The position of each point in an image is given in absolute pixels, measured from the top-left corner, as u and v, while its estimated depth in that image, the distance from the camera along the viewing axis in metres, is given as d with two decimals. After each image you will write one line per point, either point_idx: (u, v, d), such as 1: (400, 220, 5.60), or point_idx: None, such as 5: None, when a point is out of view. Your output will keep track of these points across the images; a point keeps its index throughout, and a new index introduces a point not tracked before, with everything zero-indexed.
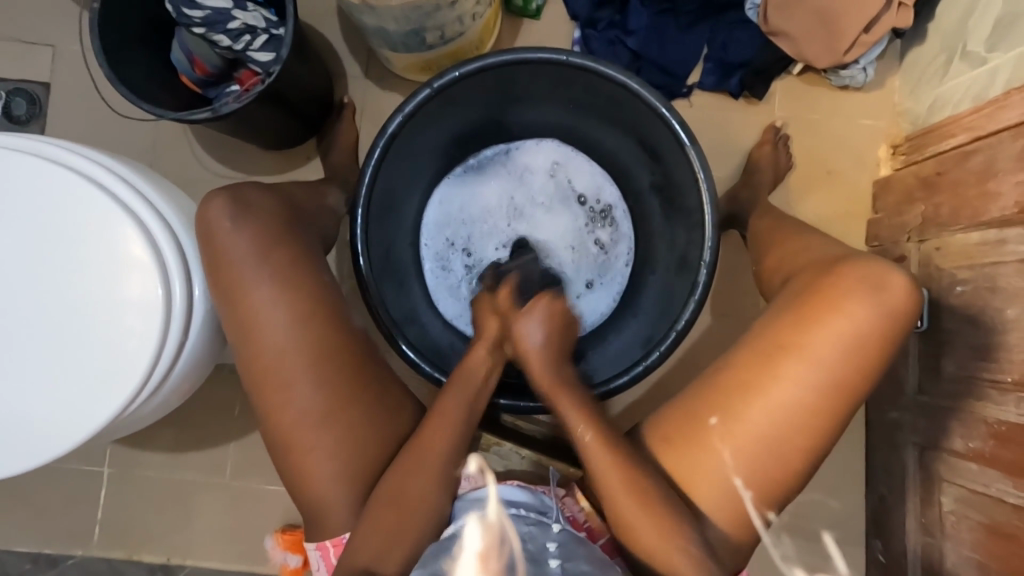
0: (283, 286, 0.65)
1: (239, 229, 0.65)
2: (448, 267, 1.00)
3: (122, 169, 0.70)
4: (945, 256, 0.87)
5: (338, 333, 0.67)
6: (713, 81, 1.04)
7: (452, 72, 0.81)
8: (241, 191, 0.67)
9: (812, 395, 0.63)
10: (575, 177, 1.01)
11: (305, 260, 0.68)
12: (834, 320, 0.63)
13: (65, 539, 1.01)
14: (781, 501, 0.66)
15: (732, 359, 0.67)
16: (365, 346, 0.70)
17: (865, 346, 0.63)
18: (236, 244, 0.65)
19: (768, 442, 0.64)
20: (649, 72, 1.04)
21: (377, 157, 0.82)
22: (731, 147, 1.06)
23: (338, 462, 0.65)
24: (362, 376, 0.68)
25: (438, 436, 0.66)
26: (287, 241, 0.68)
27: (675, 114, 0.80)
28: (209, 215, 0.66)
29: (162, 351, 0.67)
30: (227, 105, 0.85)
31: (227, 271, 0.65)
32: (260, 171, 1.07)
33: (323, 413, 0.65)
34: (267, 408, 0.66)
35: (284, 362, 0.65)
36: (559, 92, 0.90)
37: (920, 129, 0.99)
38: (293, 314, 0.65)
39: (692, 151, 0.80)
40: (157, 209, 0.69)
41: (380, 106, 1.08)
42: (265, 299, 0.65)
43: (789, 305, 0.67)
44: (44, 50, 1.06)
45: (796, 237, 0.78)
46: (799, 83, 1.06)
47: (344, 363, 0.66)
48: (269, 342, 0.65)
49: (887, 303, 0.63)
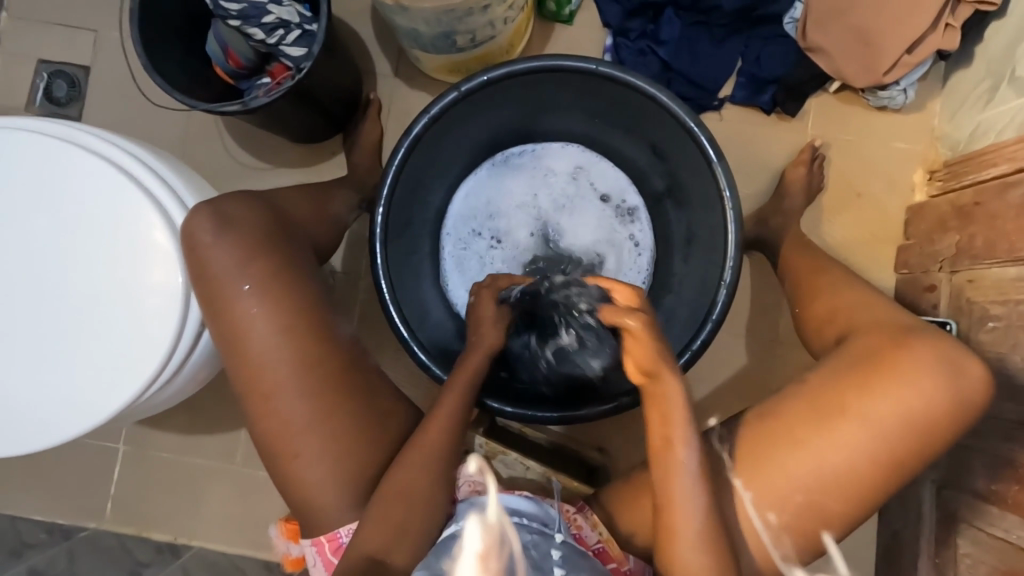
0: (268, 288, 0.64)
1: (219, 244, 0.64)
2: (470, 257, 1.00)
3: (149, 160, 0.72)
4: (977, 290, 0.84)
5: (328, 339, 0.66)
6: (744, 96, 1.02)
7: (480, 76, 0.81)
8: (222, 206, 0.65)
9: (856, 449, 0.61)
10: (597, 183, 1.00)
11: (288, 268, 0.66)
12: (900, 391, 0.61)
13: (80, 512, 1.04)
14: (788, 507, 0.62)
15: (783, 400, 0.65)
16: (358, 355, 0.68)
17: (929, 422, 0.61)
18: (216, 256, 0.64)
19: (800, 477, 0.62)
20: (679, 84, 1.02)
21: (400, 159, 0.82)
22: (761, 163, 1.04)
23: (333, 464, 0.64)
24: (349, 382, 0.65)
25: (430, 432, 0.67)
26: (269, 249, 0.65)
27: (703, 130, 0.78)
28: (192, 228, 0.65)
29: (178, 340, 0.68)
30: (257, 100, 0.86)
31: (213, 286, 0.64)
32: (286, 164, 1.08)
33: (309, 419, 0.63)
34: (258, 416, 0.64)
35: (267, 370, 0.63)
36: (585, 97, 0.88)
37: (959, 156, 0.96)
38: (275, 324, 0.63)
39: (719, 168, 0.78)
40: (180, 200, 0.71)
41: (408, 103, 1.08)
42: (250, 314, 0.63)
43: (844, 364, 0.64)
44: (86, 34, 1.08)
45: (828, 281, 0.78)
46: (834, 101, 1.04)
47: (331, 369, 0.65)
48: (254, 349, 0.63)
49: (961, 385, 0.61)
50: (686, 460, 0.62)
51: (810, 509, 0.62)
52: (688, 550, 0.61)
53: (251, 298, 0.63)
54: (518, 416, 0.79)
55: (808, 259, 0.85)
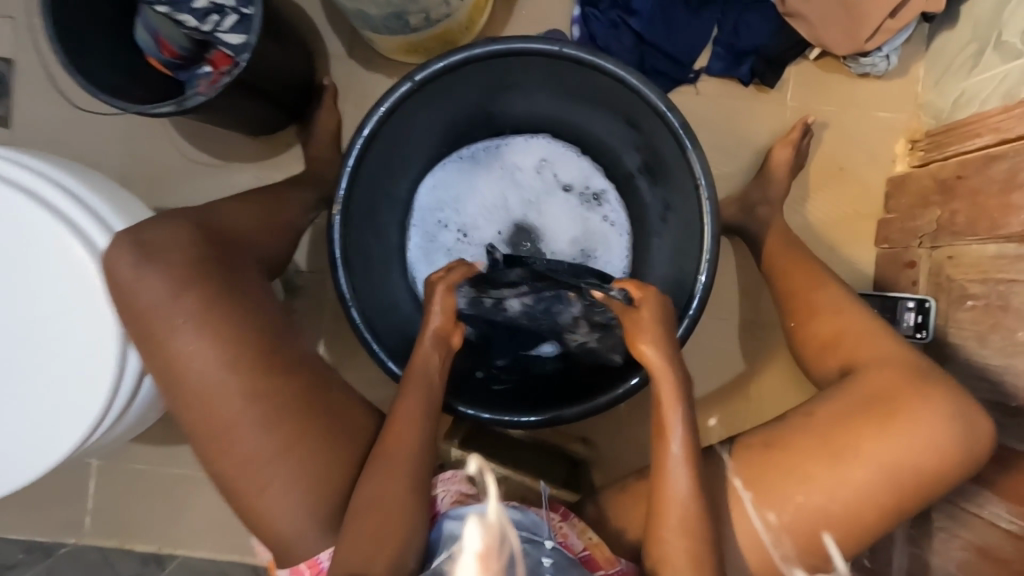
0: (209, 319, 0.59)
1: (146, 275, 0.59)
2: (439, 249, 0.95)
3: (68, 184, 0.65)
4: (957, 267, 0.83)
5: (281, 368, 0.61)
6: (722, 67, 0.97)
7: (435, 64, 0.76)
8: (142, 234, 0.60)
9: (862, 490, 0.59)
10: (562, 173, 0.95)
11: (229, 298, 0.61)
12: (909, 438, 0.59)
13: (59, 528, 1.02)
14: (790, 512, 0.60)
15: (793, 417, 0.64)
16: (322, 377, 0.64)
17: (935, 474, 0.59)
18: (147, 288, 0.58)
19: (811, 511, 0.60)
20: (653, 57, 0.97)
21: (353, 162, 0.78)
22: (740, 139, 1.00)
23: (300, 498, 0.60)
24: (304, 406, 0.61)
25: (398, 453, 0.62)
26: (204, 277, 0.60)
27: (676, 116, 0.75)
28: (111, 261, 0.59)
29: (122, 377, 0.64)
30: (193, 98, 0.78)
31: (145, 322, 0.59)
32: (239, 159, 1.02)
33: (266, 455, 0.59)
34: (211, 456, 0.60)
35: (216, 406, 0.59)
36: (549, 78, 0.83)
37: (942, 125, 0.93)
38: (219, 359, 0.59)
39: (693, 156, 0.75)
40: (108, 227, 0.65)
41: (365, 87, 1.01)
42: (189, 348, 0.58)
43: (848, 406, 0.62)
44: (4, 23, 0.99)
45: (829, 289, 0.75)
46: (814, 69, 0.99)
47: (286, 399, 0.60)
48: (199, 388, 0.59)
49: (971, 441, 0.59)
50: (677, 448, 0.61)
51: (810, 515, 0.60)
52: (675, 536, 0.59)
53: (183, 334, 0.59)
54: (493, 422, 0.76)
55: (793, 257, 0.83)
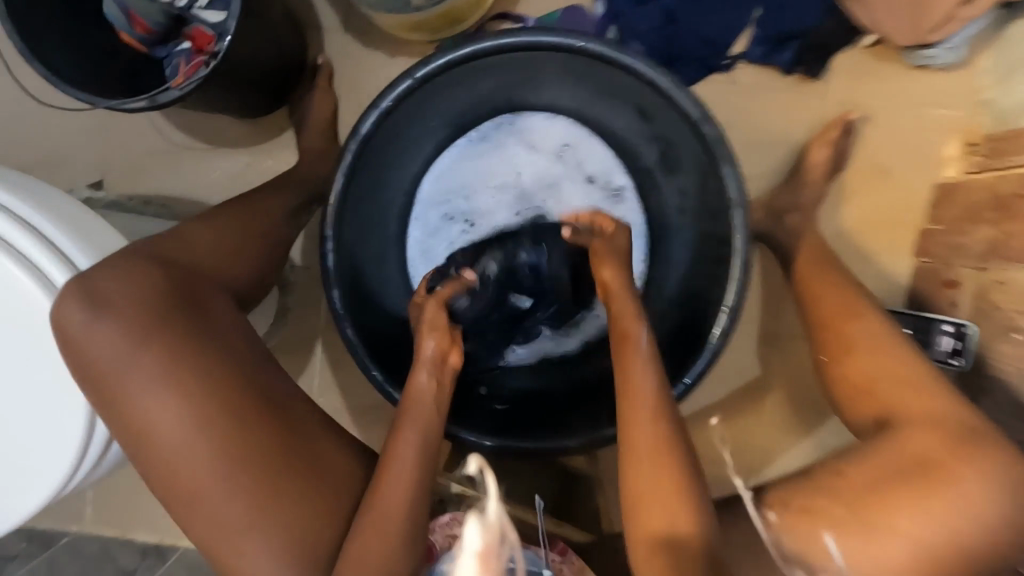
0: (175, 374, 0.53)
1: (104, 329, 0.52)
2: (441, 242, 0.85)
3: (21, 211, 0.54)
4: (1007, 296, 0.75)
5: (262, 429, 0.54)
6: (761, 54, 0.86)
7: (438, 59, 0.68)
8: (94, 282, 0.52)
9: (895, 540, 0.53)
10: (587, 162, 0.83)
11: (196, 351, 0.54)
12: (955, 509, 0.54)
13: (59, 518, 1.02)
14: (790, 506, 0.58)
15: (831, 464, 0.60)
16: (310, 431, 0.58)
17: (977, 552, 0.54)
18: (104, 344, 0.52)
19: (810, 508, 0.57)
20: (683, 40, 0.86)
21: (347, 166, 0.70)
22: (775, 135, 0.90)
23: (280, 571, 0.54)
24: (278, 473, 0.53)
25: (380, 510, 0.56)
26: (169, 329, 0.54)
27: (710, 126, 0.64)
28: (60, 315, 0.52)
29: (90, 438, 0.58)
30: (166, 94, 0.68)
31: (105, 385, 0.52)
32: (227, 143, 0.94)
33: (243, 524, 0.53)
34: (182, 520, 0.54)
35: (185, 474, 0.53)
36: (567, 67, 0.74)
37: (1004, 128, 0.83)
38: (189, 423, 0.52)
39: (726, 172, 0.65)
40: (68, 262, 0.55)
41: (362, 67, 0.91)
42: (152, 409, 0.52)
43: (881, 468, 0.57)
44: None
45: (870, 325, 0.69)
46: (864, 58, 0.88)
47: (263, 462, 0.53)
48: (167, 454, 0.53)
49: (1018, 518, 0.54)
50: (642, 393, 0.59)
51: (811, 512, 0.57)
52: (643, 432, 0.58)
53: (143, 396, 0.52)
54: (493, 448, 0.72)
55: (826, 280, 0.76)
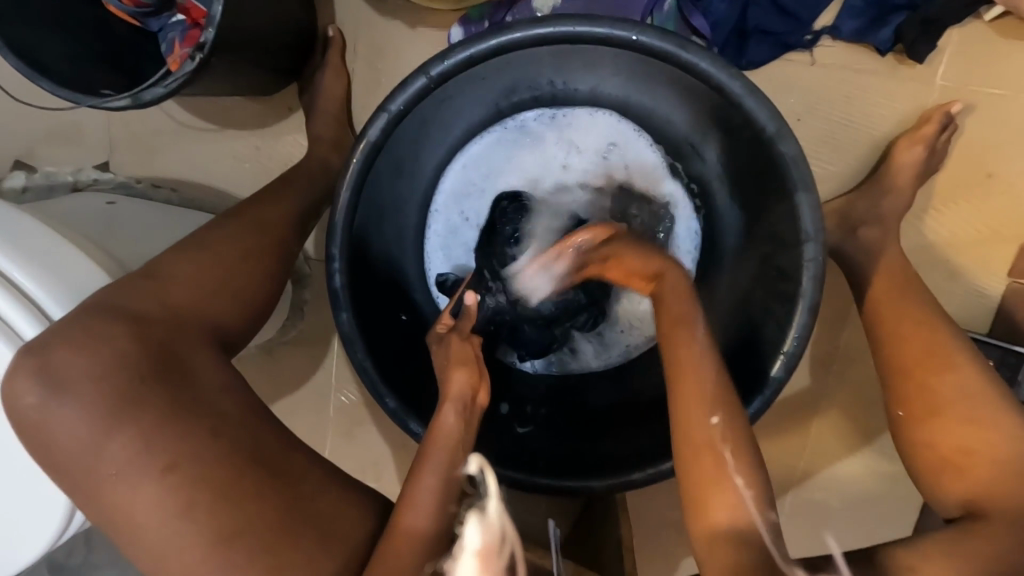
0: (152, 450, 0.48)
1: (66, 404, 0.48)
2: (463, 243, 0.78)
3: None
4: None
5: (252, 499, 0.49)
6: (853, 28, 0.71)
7: (462, 52, 0.57)
8: (49, 358, 0.49)
9: None
10: (632, 163, 0.74)
11: (174, 417, 0.49)
12: None
13: None
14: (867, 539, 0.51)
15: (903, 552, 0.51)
16: (307, 492, 0.53)
17: None
18: (70, 421, 0.48)
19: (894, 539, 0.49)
20: (758, 10, 0.71)
21: (355, 173, 0.61)
22: (859, 126, 0.76)
23: None
24: (273, 551, 0.48)
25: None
26: (140, 400, 0.49)
27: (788, 144, 0.54)
28: (14, 390, 0.49)
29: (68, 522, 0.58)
30: (151, 90, 0.61)
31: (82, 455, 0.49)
32: (233, 125, 0.86)
33: None
34: None
35: (172, 547, 0.48)
36: (618, 59, 0.64)
37: None
38: (169, 502, 0.48)
39: (802, 200, 0.55)
40: (41, 315, 0.54)
41: (379, 38, 0.80)
42: (127, 483, 0.48)
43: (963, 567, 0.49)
44: None
45: (960, 379, 0.59)
46: (984, 34, 0.71)
47: (254, 537, 0.48)
48: (151, 526, 0.48)
49: None
50: (690, 338, 0.53)
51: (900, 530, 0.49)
52: (706, 372, 0.51)
53: (119, 483, 0.48)
54: (511, 481, 0.66)
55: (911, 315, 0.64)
